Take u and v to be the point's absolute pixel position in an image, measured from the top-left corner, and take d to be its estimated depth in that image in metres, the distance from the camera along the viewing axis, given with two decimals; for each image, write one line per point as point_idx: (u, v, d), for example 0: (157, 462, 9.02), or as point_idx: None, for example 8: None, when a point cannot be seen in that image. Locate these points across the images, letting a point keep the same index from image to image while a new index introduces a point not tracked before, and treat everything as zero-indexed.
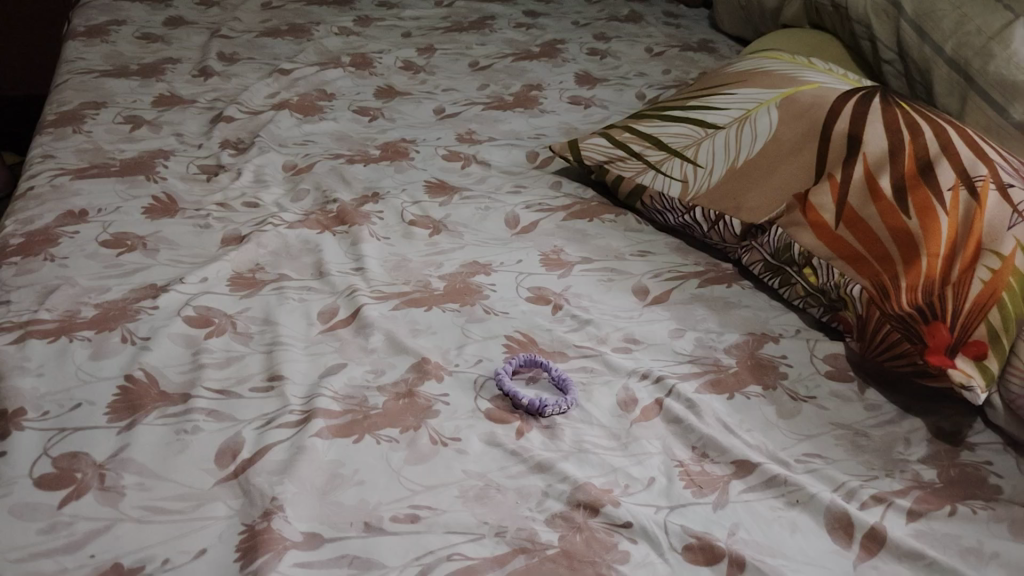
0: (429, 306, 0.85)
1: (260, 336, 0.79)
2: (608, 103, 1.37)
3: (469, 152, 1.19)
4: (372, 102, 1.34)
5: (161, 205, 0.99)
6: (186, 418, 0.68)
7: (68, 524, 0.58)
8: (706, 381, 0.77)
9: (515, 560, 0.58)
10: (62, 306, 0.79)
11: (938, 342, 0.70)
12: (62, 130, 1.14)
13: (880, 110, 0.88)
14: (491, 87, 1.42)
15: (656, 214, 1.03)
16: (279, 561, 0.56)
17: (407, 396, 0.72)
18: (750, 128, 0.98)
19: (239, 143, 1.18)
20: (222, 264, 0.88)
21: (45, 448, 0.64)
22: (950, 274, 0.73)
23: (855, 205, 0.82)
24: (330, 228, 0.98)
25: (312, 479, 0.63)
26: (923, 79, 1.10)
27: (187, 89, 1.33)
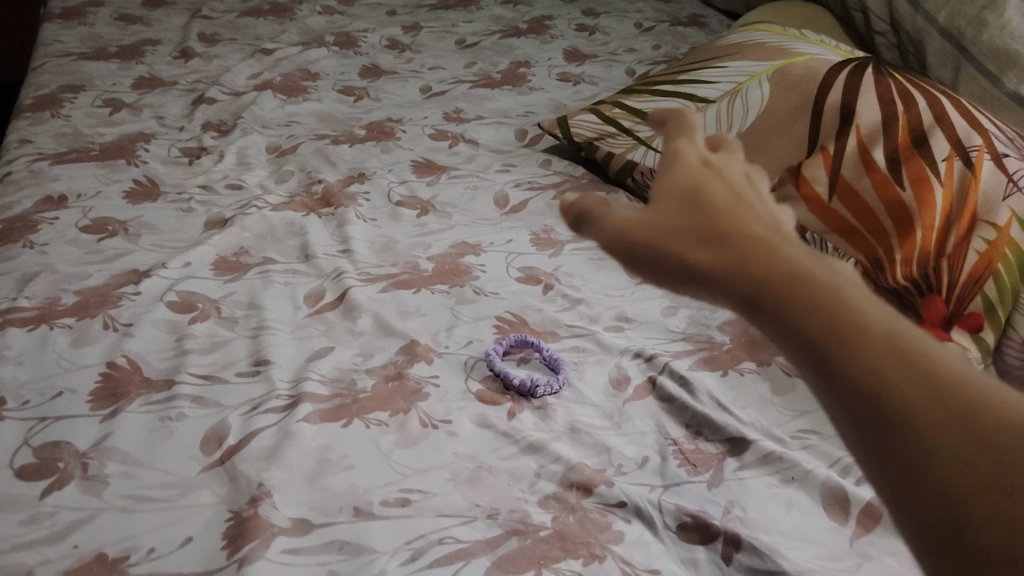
0: (418, 288, 0.83)
1: (245, 320, 0.77)
2: (597, 79, 1.35)
3: (457, 130, 1.17)
4: (357, 82, 1.31)
5: (143, 189, 0.97)
6: (171, 404, 0.66)
7: (50, 514, 0.57)
8: (699, 358, 0.76)
9: (508, 542, 0.57)
10: (41, 293, 0.78)
11: (933, 315, 0.70)
12: (40, 114, 1.12)
13: (872, 80, 0.87)
14: (479, 65, 1.40)
15: (645, 191, 1.00)
16: (266, 548, 0.55)
17: (396, 379, 0.71)
18: (741, 101, 0.96)
19: (221, 125, 1.15)
20: (205, 249, 0.86)
21: (25, 438, 0.62)
22: (945, 246, 0.73)
23: (848, 178, 0.81)
24: (316, 209, 0.96)
25: (300, 464, 0.62)
26: (915, 50, 1.09)
27: (168, 71, 1.30)
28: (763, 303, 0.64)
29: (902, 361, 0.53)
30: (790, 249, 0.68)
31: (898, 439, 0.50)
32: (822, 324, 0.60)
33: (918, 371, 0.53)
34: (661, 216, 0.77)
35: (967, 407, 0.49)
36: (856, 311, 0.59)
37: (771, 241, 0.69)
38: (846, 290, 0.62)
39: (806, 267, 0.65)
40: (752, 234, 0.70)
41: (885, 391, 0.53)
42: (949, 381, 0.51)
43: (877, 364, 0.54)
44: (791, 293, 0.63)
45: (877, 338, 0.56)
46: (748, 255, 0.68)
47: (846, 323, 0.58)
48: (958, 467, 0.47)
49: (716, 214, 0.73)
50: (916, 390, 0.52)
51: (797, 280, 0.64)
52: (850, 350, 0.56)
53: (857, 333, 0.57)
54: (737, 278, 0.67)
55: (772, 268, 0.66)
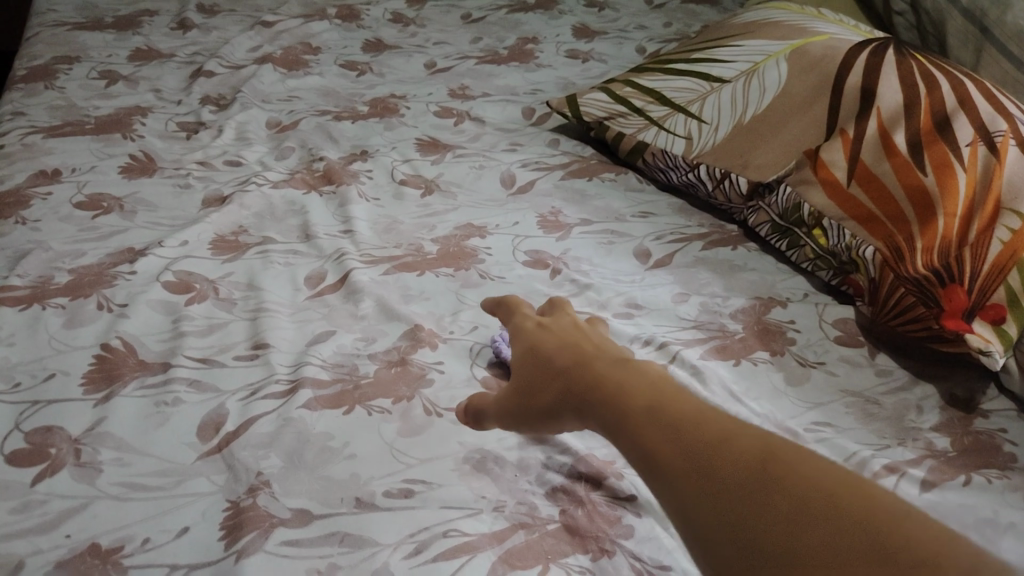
0: (422, 271, 0.81)
1: (244, 302, 0.75)
2: (606, 57, 1.31)
3: (462, 108, 1.14)
4: (360, 57, 1.28)
5: (139, 164, 0.94)
6: (167, 388, 0.64)
7: (41, 502, 0.55)
8: (711, 347, 0.74)
9: (515, 536, 0.55)
10: (34, 272, 0.75)
11: (955, 306, 0.66)
12: (33, 85, 1.09)
13: (894, 62, 0.84)
14: (485, 40, 1.36)
15: (658, 172, 0.99)
16: (265, 540, 0.53)
17: (399, 365, 0.69)
18: (757, 83, 0.94)
19: (220, 99, 1.12)
20: (203, 227, 0.84)
21: (16, 422, 0.60)
22: (967, 235, 0.69)
23: (868, 162, 0.78)
24: (317, 188, 0.94)
25: (300, 452, 0.60)
26: (935, 30, 1.05)
27: (165, 42, 1.27)
28: (554, 407, 0.52)
29: (710, 428, 0.41)
30: (580, 335, 0.56)
31: (688, 500, 0.39)
32: (580, 408, 0.50)
33: (706, 426, 0.41)
34: (510, 315, 0.65)
35: (735, 452, 0.39)
36: (621, 377, 0.48)
37: (579, 330, 0.57)
38: (614, 360, 0.50)
39: (584, 342, 0.54)
40: (542, 344, 0.56)
41: (659, 445, 0.42)
42: (711, 424, 0.41)
43: (656, 421, 0.43)
44: (546, 382, 0.53)
45: (659, 406, 0.44)
46: (530, 357, 0.56)
47: (604, 386, 0.48)
48: (754, 496, 0.37)
49: (547, 336, 0.57)
50: (692, 444, 0.41)
51: (567, 362, 0.53)
52: (618, 414, 0.46)
53: (621, 396, 0.47)
54: (520, 374, 0.56)
55: (554, 360, 0.54)
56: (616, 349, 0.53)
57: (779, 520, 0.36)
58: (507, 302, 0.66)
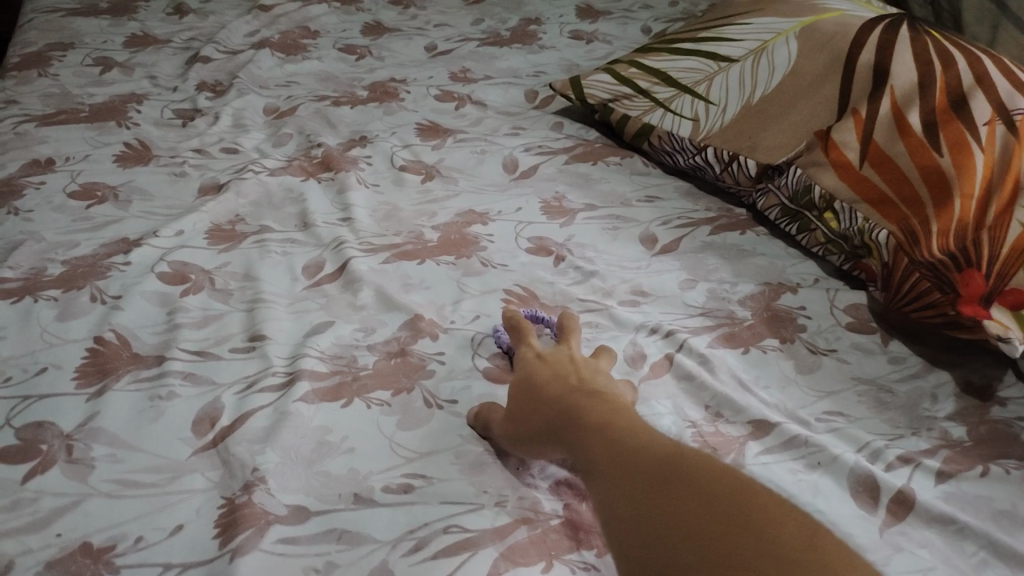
0: (422, 259, 0.79)
1: (240, 293, 0.73)
2: (611, 38, 1.29)
3: (464, 91, 1.11)
4: (359, 40, 1.26)
5: (134, 152, 0.92)
6: (161, 382, 0.63)
7: (32, 501, 0.53)
8: (719, 334, 0.72)
9: (518, 531, 0.53)
10: (27, 263, 0.74)
11: (972, 291, 0.64)
12: (27, 73, 1.07)
13: (908, 38, 0.81)
14: (487, 22, 1.34)
15: (664, 155, 0.97)
16: (260, 538, 0.51)
17: (399, 356, 0.67)
18: (767, 62, 0.91)
19: (217, 85, 1.10)
20: (199, 216, 0.82)
21: (7, 418, 0.59)
22: (984, 217, 0.67)
23: (881, 143, 0.76)
24: (315, 174, 0.92)
25: (298, 447, 0.58)
26: (950, 6, 1.02)
27: (161, 28, 1.25)
28: (539, 436, 0.55)
29: (659, 462, 0.46)
30: (572, 367, 0.59)
31: (633, 527, 0.44)
32: (563, 439, 0.53)
33: (661, 461, 0.46)
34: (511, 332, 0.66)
35: (675, 482, 0.44)
36: (599, 417, 0.52)
37: (572, 361, 0.59)
38: (600, 398, 0.54)
39: (574, 376, 0.57)
40: (536, 376, 0.59)
41: (618, 479, 0.47)
42: (664, 454, 0.47)
43: (616, 461, 0.48)
44: (534, 410, 0.56)
45: (625, 446, 0.49)
46: (524, 386, 0.58)
47: (584, 424, 0.52)
48: (693, 516, 0.41)
49: (542, 367, 0.59)
50: (644, 481, 0.45)
51: (558, 394, 0.56)
52: (590, 452, 0.50)
53: (593, 433, 0.51)
54: (513, 401, 0.58)
55: (547, 391, 0.57)
56: (603, 385, 0.57)
57: (710, 534, 0.40)
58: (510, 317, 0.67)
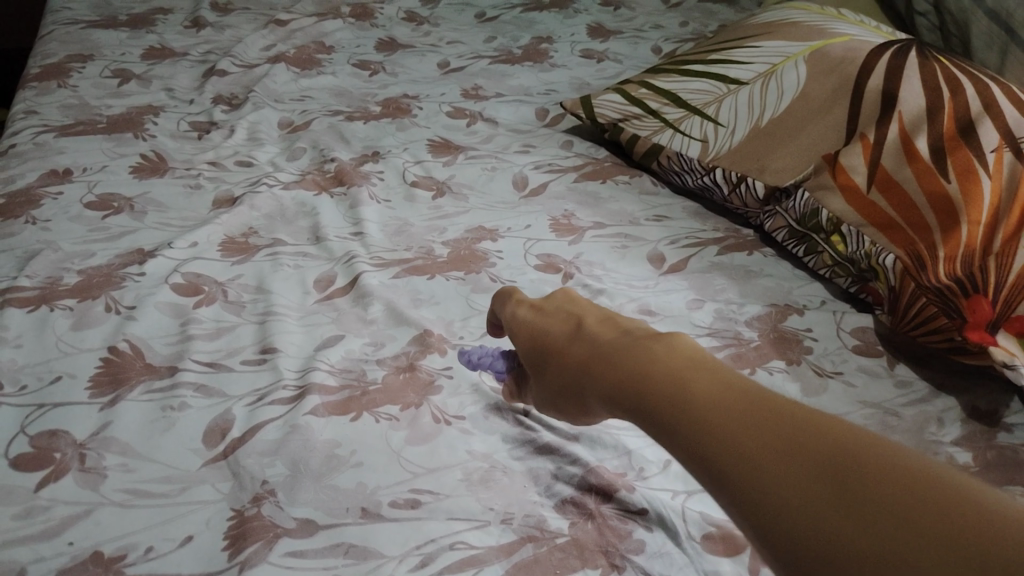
0: (432, 275, 0.80)
1: (253, 305, 0.74)
2: (622, 57, 1.30)
3: (476, 108, 1.13)
4: (373, 56, 1.27)
5: (150, 164, 0.94)
6: (173, 393, 0.64)
7: (45, 509, 0.54)
8: (727, 355, 0.72)
9: (522, 549, 0.54)
10: (43, 272, 0.75)
11: (978, 317, 0.64)
12: (46, 84, 1.09)
13: (917, 64, 0.82)
14: (499, 40, 1.35)
15: (673, 175, 0.98)
16: (269, 551, 0.52)
17: (408, 371, 0.68)
18: (776, 84, 0.92)
19: (232, 99, 1.12)
20: (213, 228, 0.83)
21: (21, 426, 0.60)
22: (991, 244, 0.67)
23: (888, 168, 0.76)
24: (328, 189, 0.93)
25: (307, 460, 0.59)
26: (959, 32, 1.03)
27: (179, 41, 1.27)
28: (577, 384, 0.52)
29: (778, 411, 0.37)
30: (585, 322, 0.57)
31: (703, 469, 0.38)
32: (613, 385, 0.48)
33: (715, 393, 0.40)
34: (493, 309, 0.69)
35: (816, 443, 0.35)
36: (654, 357, 0.46)
37: (582, 317, 0.59)
38: (636, 339, 0.50)
39: (595, 331, 0.55)
40: (552, 334, 0.58)
41: (716, 431, 0.38)
42: (704, 382, 0.42)
43: (710, 408, 0.40)
44: (566, 362, 0.54)
45: (711, 392, 0.41)
46: (540, 344, 0.58)
47: (639, 366, 0.46)
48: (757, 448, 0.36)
49: (556, 326, 0.59)
50: (761, 435, 0.36)
51: (587, 345, 0.54)
52: (658, 396, 0.43)
53: (660, 375, 0.44)
54: (526, 357, 0.59)
55: (574, 345, 0.55)
56: (636, 329, 0.53)
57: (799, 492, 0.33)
58: (501, 295, 0.68)
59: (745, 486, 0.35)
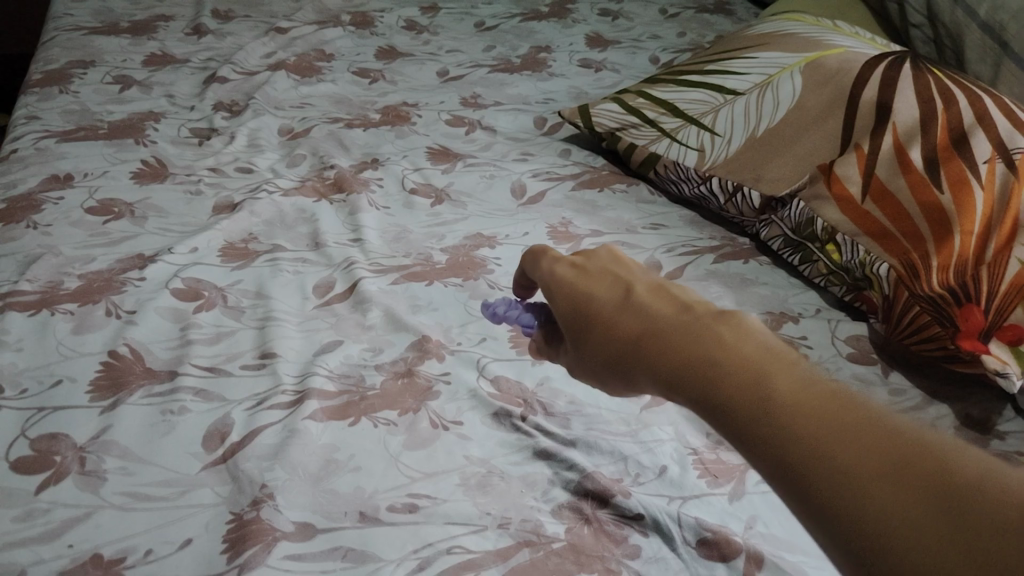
0: (430, 281, 0.81)
1: (252, 310, 0.75)
2: (619, 66, 1.31)
3: (475, 117, 1.14)
4: (373, 64, 1.28)
5: (150, 170, 0.94)
6: (173, 397, 0.64)
7: (45, 511, 0.55)
8: None
9: (519, 554, 0.54)
10: (44, 277, 0.75)
11: (971, 326, 0.65)
12: (48, 90, 1.09)
13: (911, 77, 0.83)
14: (498, 49, 1.36)
15: (670, 184, 0.98)
16: (268, 554, 0.52)
17: (406, 376, 0.68)
18: (771, 95, 0.93)
19: (233, 105, 1.13)
20: (213, 234, 0.84)
21: (22, 429, 0.60)
22: (984, 253, 0.68)
23: (882, 178, 0.77)
24: (327, 196, 0.94)
25: (306, 464, 0.59)
26: (953, 44, 1.04)
27: (180, 48, 1.28)
28: (628, 363, 0.45)
29: (891, 434, 0.32)
30: (633, 285, 0.50)
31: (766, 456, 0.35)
32: (677, 374, 0.41)
33: (778, 377, 0.37)
34: (521, 265, 0.63)
35: (947, 478, 0.30)
36: (726, 347, 0.40)
37: (629, 279, 0.51)
38: (699, 315, 0.43)
39: (646, 297, 0.48)
40: (595, 297, 0.51)
41: (819, 456, 0.33)
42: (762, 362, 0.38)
43: (811, 425, 0.34)
44: (613, 336, 0.47)
45: (806, 403, 0.35)
46: (581, 309, 0.51)
47: (709, 356, 0.40)
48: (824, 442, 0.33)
49: (599, 289, 0.52)
50: (878, 465, 0.31)
51: (639, 316, 0.46)
52: (739, 400, 0.37)
53: (738, 372, 0.38)
54: (563, 319, 0.53)
55: (621, 316, 0.47)
56: (694, 300, 0.46)
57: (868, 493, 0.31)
58: (530, 252, 0.62)
59: (811, 480, 0.32)
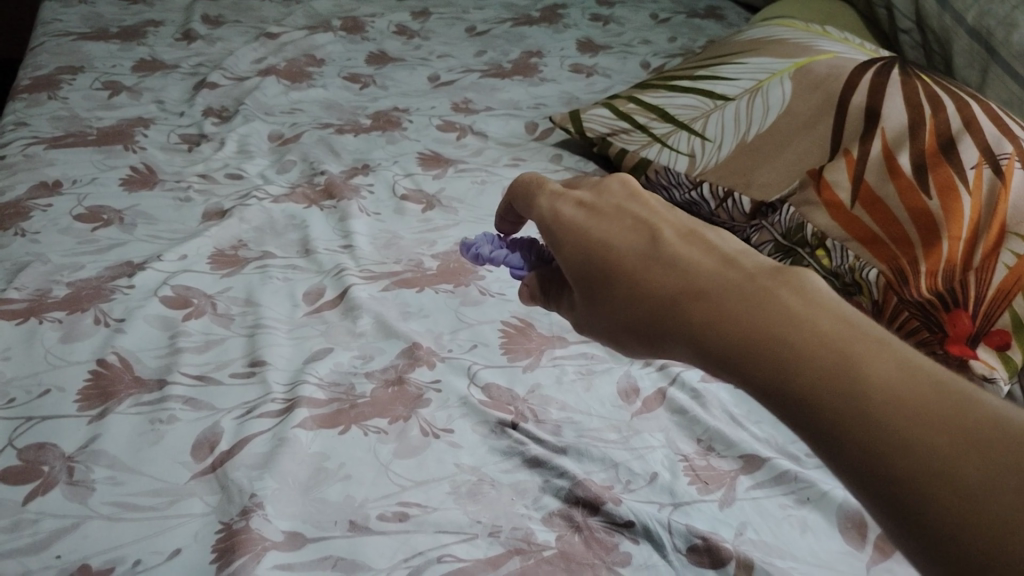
0: (421, 287, 0.80)
1: (241, 318, 0.75)
2: (610, 71, 1.31)
3: (466, 122, 1.14)
4: (364, 69, 1.28)
5: (140, 176, 0.94)
6: (162, 406, 0.64)
7: (33, 522, 0.54)
8: None
9: (510, 562, 0.54)
10: (32, 285, 0.75)
11: (959, 331, 0.65)
12: (36, 96, 1.09)
13: (899, 82, 0.84)
14: (489, 54, 1.36)
15: (660, 189, 0.98)
16: (257, 563, 0.52)
17: (396, 385, 0.68)
18: (761, 101, 0.93)
19: (223, 111, 1.13)
20: (202, 241, 0.84)
21: (9, 439, 0.60)
22: (972, 259, 0.68)
23: (871, 183, 0.77)
24: (318, 202, 0.93)
25: (296, 474, 0.59)
26: (942, 48, 1.04)
27: (170, 53, 1.28)
28: (663, 332, 0.40)
29: (984, 423, 0.29)
30: (659, 232, 0.44)
31: (845, 446, 0.31)
32: (725, 340, 0.36)
33: (855, 360, 0.32)
34: (510, 196, 0.55)
35: None
36: (789, 315, 0.35)
37: (650, 221, 0.46)
38: (745, 271, 0.39)
39: (678, 248, 0.43)
40: (614, 245, 0.45)
41: (913, 454, 0.29)
42: (840, 343, 0.33)
43: (897, 412, 0.30)
44: (640, 293, 0.42)
45: (894, 386, 0.31)
46: (594, 258, 0.45)
47: (766, 323, 0.35)
48: (924, 443, 0.29)
49: (619, 233, 0.46)
50: (986, 468, 0.28)
51: (673, 269, 0.41)
52: (808, 375, 0.33)
53: (806, 345, 0.34)
54: (571, 268, 0.46)
55: (649, 268, 0.42)
56: (737, 251, 0.41)
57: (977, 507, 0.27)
58: (522, 182, 0.54)
59: (908, 485, 0.29)
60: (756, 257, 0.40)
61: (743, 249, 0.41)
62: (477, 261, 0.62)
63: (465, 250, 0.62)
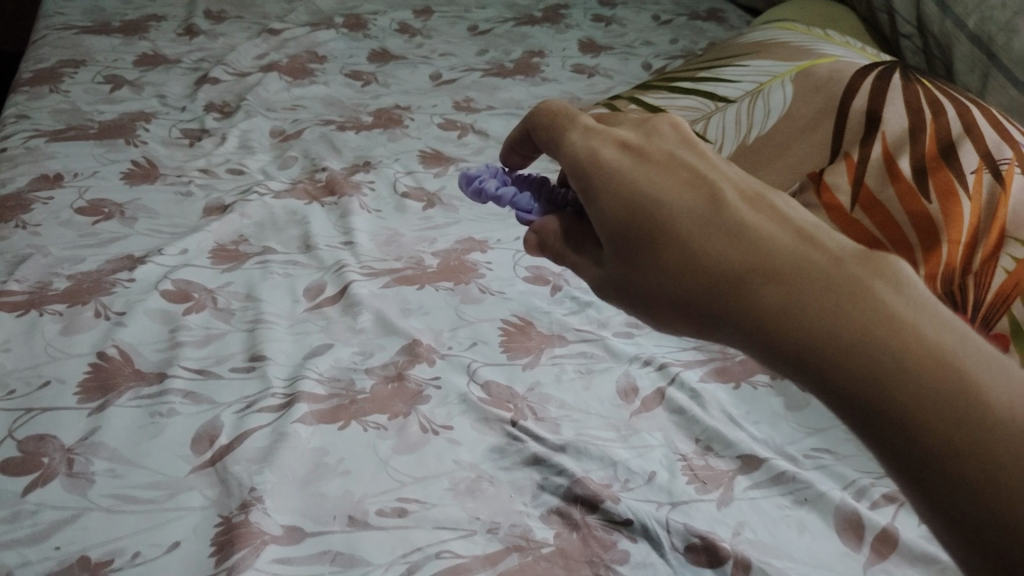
0: (421, 285, 0.81)
1: (242, 313, 0.75)
2: (612, 72, 1.32)
3: (467, 120, 1.14)
4: (365, 67, 1.28)
5: (141, 171, 0.94)
6: (162, 399, 0.64)
7: (32, 513, 0.54)
8: (711, 369, 0.73)
9: (508, 559, 0.54)
10: (32, 277, 0.75)
11: None
12: (38, 89, 1.09)
13: (900, 87, 0.84)
14: (491, 53, 1.36)
15: None
16: (256, 557, 0.52)
17: (396, 381, 0.68)
18: (763, 103, 0.94)
19: (225, 107, 1.13)
20: (203, 235, 0.84)
21: (9, 430, 0.60)
22: (970, 264, 0.68)
23: (872, 186, 0.76)
24: (319, 198, 0.94)
25: (295, 469, 0.59)
26: (942, 54, 1.05)
27: (171, 48, 1.28)
28: (723, 317, 0.35)
29: None
30: (722, 195, 0.39)
31: (942, 475, 0.28)
32: (806, 326, 0.32)
33: (963, 378, 0.29)
34: (529, 123, 0.48)
35: None
36: (886, 311, 0.32)
37: (708, 178, 0.40)
38: (830, 253, 0.34)
39: (745, 215, 0.38)
40: (667, 202, 0.39)
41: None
42: (947, 357, 0.30)
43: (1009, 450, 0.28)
44: (699, 266, 0.37)
45: (1008, 411, 0.28)
46: (637, 216, 0.39)
47: (861, 322, 0.32)
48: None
49: (671, 189, 0.40)
50: None
51: (739, 241, 0.36)
52: (908, 382, 0.30)
53: (905, 348, 0.30)
54: (605, 224, 0.41)
55: (708, 238, 0.37)
56: (813, 226, 0.36)
57: None
58: (546, 111, 0.46)
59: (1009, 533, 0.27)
60: (833, 235, 0.36)
61: (817, 223, 0.37)
62: (478, 198, 0.55)
63: (466, 184, 0.55)
